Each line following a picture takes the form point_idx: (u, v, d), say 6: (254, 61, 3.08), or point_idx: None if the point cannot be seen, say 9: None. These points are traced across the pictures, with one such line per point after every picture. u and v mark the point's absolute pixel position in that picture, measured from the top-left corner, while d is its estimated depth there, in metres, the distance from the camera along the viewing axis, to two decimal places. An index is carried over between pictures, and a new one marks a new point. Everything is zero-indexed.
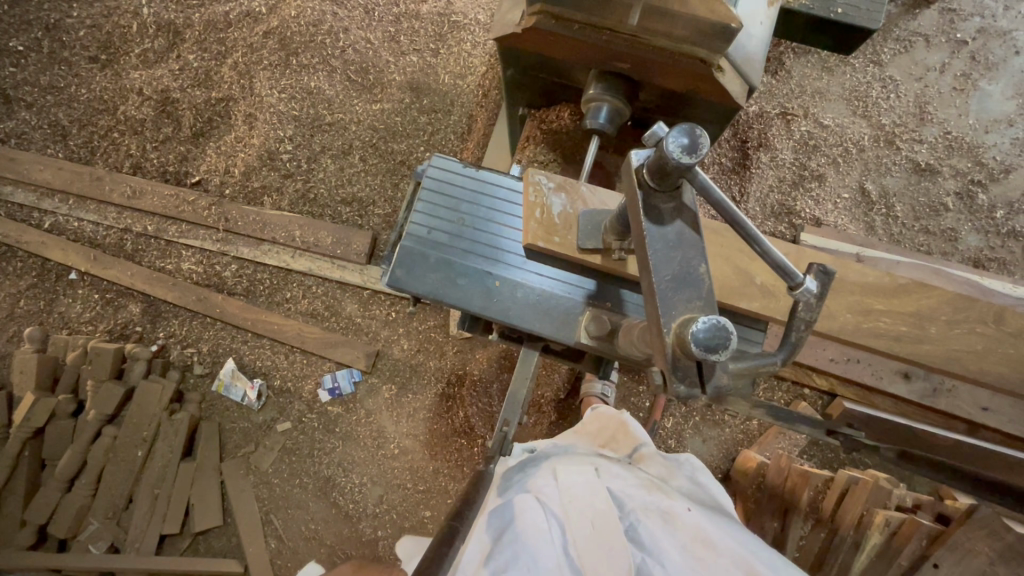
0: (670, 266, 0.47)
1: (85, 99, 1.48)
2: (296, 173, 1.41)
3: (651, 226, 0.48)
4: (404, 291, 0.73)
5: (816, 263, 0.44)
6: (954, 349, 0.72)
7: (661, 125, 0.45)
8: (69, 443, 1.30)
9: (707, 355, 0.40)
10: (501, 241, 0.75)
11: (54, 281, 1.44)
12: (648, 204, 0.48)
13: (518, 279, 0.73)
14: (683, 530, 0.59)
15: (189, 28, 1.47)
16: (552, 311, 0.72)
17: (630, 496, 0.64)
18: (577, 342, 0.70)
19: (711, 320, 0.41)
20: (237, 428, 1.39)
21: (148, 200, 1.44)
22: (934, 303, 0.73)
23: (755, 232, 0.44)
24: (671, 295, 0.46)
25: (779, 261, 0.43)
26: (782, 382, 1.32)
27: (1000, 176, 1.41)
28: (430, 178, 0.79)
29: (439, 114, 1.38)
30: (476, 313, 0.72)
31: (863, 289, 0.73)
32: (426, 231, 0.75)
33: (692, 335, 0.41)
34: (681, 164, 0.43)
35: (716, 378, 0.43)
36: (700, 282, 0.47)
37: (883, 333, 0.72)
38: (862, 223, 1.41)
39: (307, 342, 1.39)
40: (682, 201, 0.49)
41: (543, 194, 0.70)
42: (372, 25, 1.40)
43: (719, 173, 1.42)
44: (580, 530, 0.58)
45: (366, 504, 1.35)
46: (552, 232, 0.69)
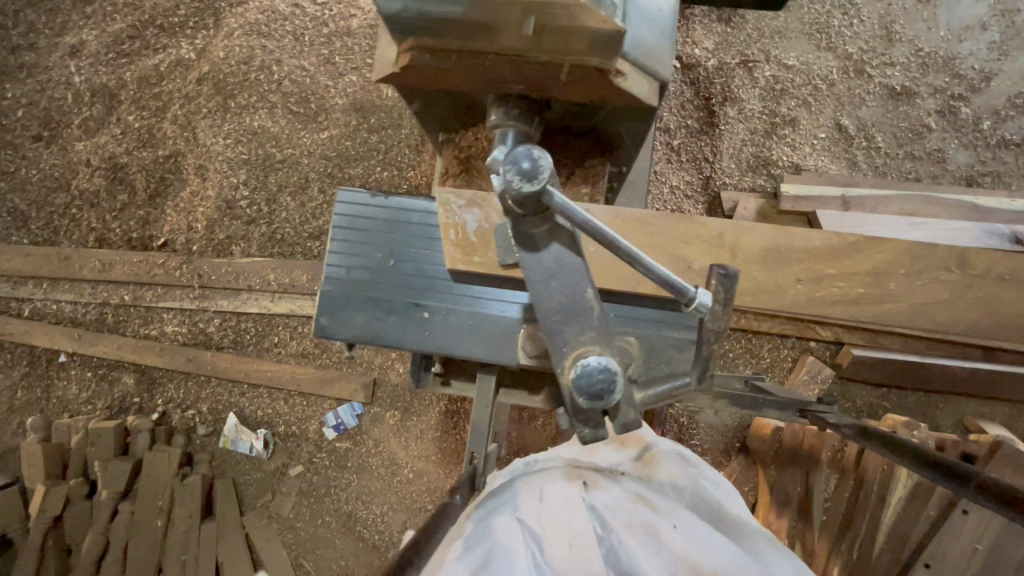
0: (557, 297, 0.48)
1: (36, 179, 1.46)
2: (258, 217, 1.37)
3: (526, 254, 0.47)
4: (338, 339, 0.71)
5: (714, 267, 0.45)
6: (916, 302, 0.80)
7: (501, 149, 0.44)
8: (90, 524, 1.32)
9: (592, 401, 0.44)
10: (426, 268, 0.72)
11: (46, 367, 1.44)
12: (518, 230, 0.47)
13: (449, 306, 0.71)
14: (671, 552, 0.49)
15: (123, 88, 1.43)
16: (488, 333, 0.70)
17: (619, 509, 0.54)
18: (518, 362, 0.69)
19: (598, 367, 0.44)
20: (252, 479, 1.39)
21: (119, 270, 1.42)
22: (890, 257, 0.80)
23: (636, 254, 0.43)
24: (561, 331, 0.47)
25: (665, 278, 0.43)
26: (785, 339, 1.29)
27: (982, 85, 1.34)
28: (339, 213, 0.74)
29: (389, 130, 1.32)
30: (412, 348, 0.70)
31: (811, 254, 0.80)
32: (345, 273, 0.72)
33: (577, 386, 0.44)
34: (524, 193, 0.42)
35: (619, 417, 0.48)
36: (588, 310, 0.47)
37: (839, 298, 0.80)
38: (843, 160, 1.35)
39: (303, 383, 1.38)
40: (555, 223, 0.47)
41: (456, 213, 0.74)
42: (305, 51, 1.35)
43: (686, 137, 1.37)
44: (556, 553, 0.49)
45: (391, 533, 1.35)
46: (472, 251, 0.73)
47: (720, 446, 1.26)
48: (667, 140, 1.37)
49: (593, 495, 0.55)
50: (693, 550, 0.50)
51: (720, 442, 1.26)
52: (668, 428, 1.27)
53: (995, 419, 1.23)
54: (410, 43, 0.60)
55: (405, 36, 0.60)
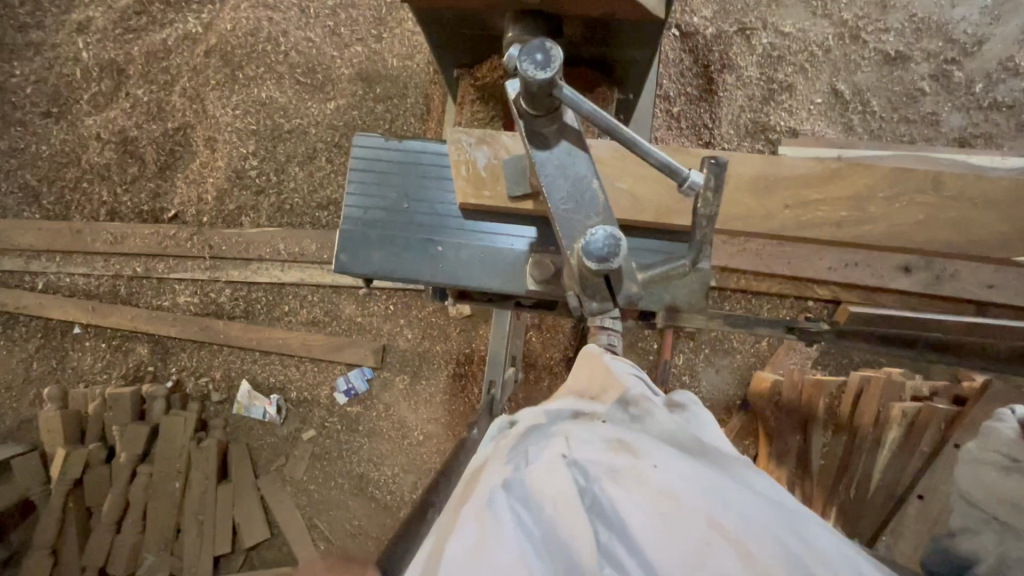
0: (565, 187, 0.53)
1: (47, 155, 1.48)
2: (267, 188, 1.40)
3: (538, 151, 0.53)
4: (355, 275, 0.74)
5: (707, 157, 0.50)
6: (895, 223, 0.76)
7: (514, 47, 0.49)
8: (109, 488, 1.36)
9: (600, 266, 0.49)
10: (437, 207, 0.76)
11: (61, 338, 1.47)
12: (531, 129, 0.53)
13: (460, 241, 0.74)
14: (649, 496, 0.42)
15: (132, 63, 1.45)
16: (498, 266, 0.73)
17: (599, 456, 0.45)
18: (526, 291, 0.72)
19: (604, 236, 0.50)
20: (266, 444, 1.42)
21: (131, 242, 1.45)
22: (870, 181, 0.76)
23: (636, 139, 0.49)
24: (570, 215, 0.52)
25: (666, 163, 0.49)
26: (784, 300, 1.35)
27: (974, 49, 1.36)
28: (356, 157, 0.77)
29: (394, 100, 1.35)
30: (426, 281, 0.73)
31: (796, 181, 0.78)
32: (362, 212, 0.75)
33: (587, 253, 0.50)
34: (539, 81, 0.47)
35: (624, 288, 0.55)
36: (595, 198, 0.53)
37: (821, 223, 0.77)
38: (839, 125, 1.38)
39: (314, 350, 1.41)
40: (563, 122, 0.53)
41: (466, 151, 0.76)
42: (311, 23, 1.37)
43: (686, 103, 1.40)
44: (536, 516, 0.41)
45: (403, 493, 1.38)
46: (481, 185, 0.74)
47: (722, 402, 1.30)
48: (667, 107, 1.40)
49: (569, 445, 0.46)
50: (681, 490, 0.42)
51: (721, 398, 1.30)
52: (671, 385, 1.31)
53: None
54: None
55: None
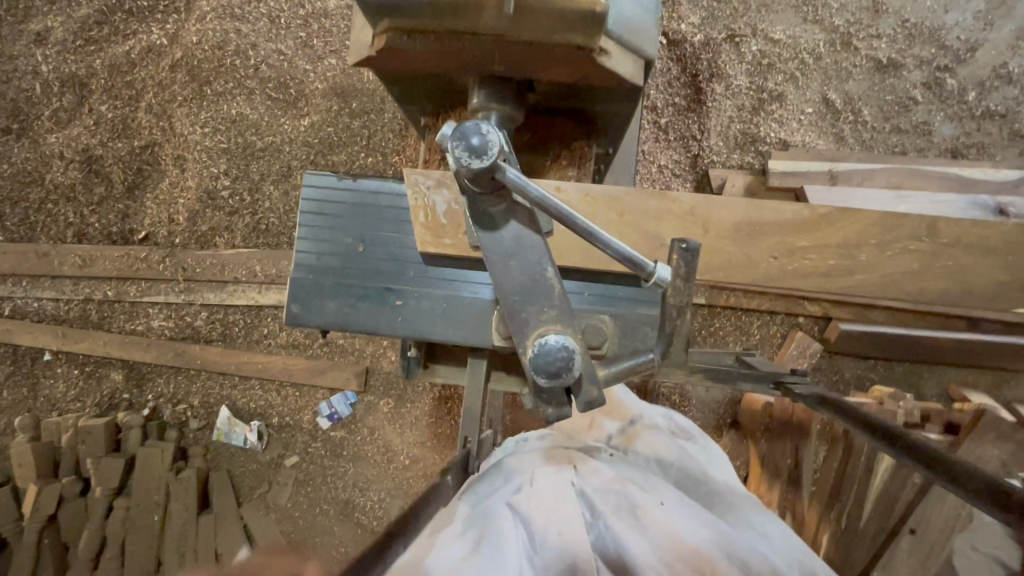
0: (517, 277, 0.49)
1: (9, 174, 1.42)
2: (241, 208, 1.34)
3: (485, 234, 0.48)
4: (307, 326, 0.71)
5: (677, 241, 0.46)
6: (884, 272, 0.79)
7: (447, 125, 0.44)
8: (85, 521, 1.32)
9: (552, 380, 0.45)
10: (396, 252, 0.72)
11: (31, 366, 1.42)
12: (477, 211, 0.48)
13: (420, 289, 0.70)
14: (656, 531, 0.46)
15: (94, 77, 1.38)
16: (460, 317, 0.69)
17: (610, 495, 0.50)
18: (492, 345, 0.68)
19: (558, 343, 0.45)
20: (248, 470, 1.39)
21: (100, 265, 1.39)
22: (859, 228, 0.80)
23: (594, 230, 0.44)
24: (522, 308, 0.48)
25: (625, 255, 0.45)
26: (774, 316, 1.30)
27: (967, 56, 1.33)
28: (307, 198, 0.73)
29: (371, 115, 1.29)
30: (384, 334, 0.70)
31: (783, 227, 0.81)
32: (314, 259, 0.72)
33: (533, 365, 0.45)
34: (475, 169, 0.43)
35: (583, 393, 0.49)
36: (549, 289, 0.49)
37: (811, 269, 0.81)
38: (830, 136, 1.35)
39: (295, 374, 1.37)
40: (512, 202, 0.48)
41: (424, 195, 0.74)
42: (282, 34, 1.31)
43: (674, 115, 1.36)
44: (542, 537, 0.46)
45: (389, 519, 1.35)
46: (441, 233, 0.73)
47: (712, 422, 1.28)
48: (655, 119, 1.36)
49: (580, 474, 0.52)
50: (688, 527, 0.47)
51: (710, 420, 1.28)
52: (661, 407, 1.29)
53: (978, 386, 1.25)
54: (384, 26, 0.58)
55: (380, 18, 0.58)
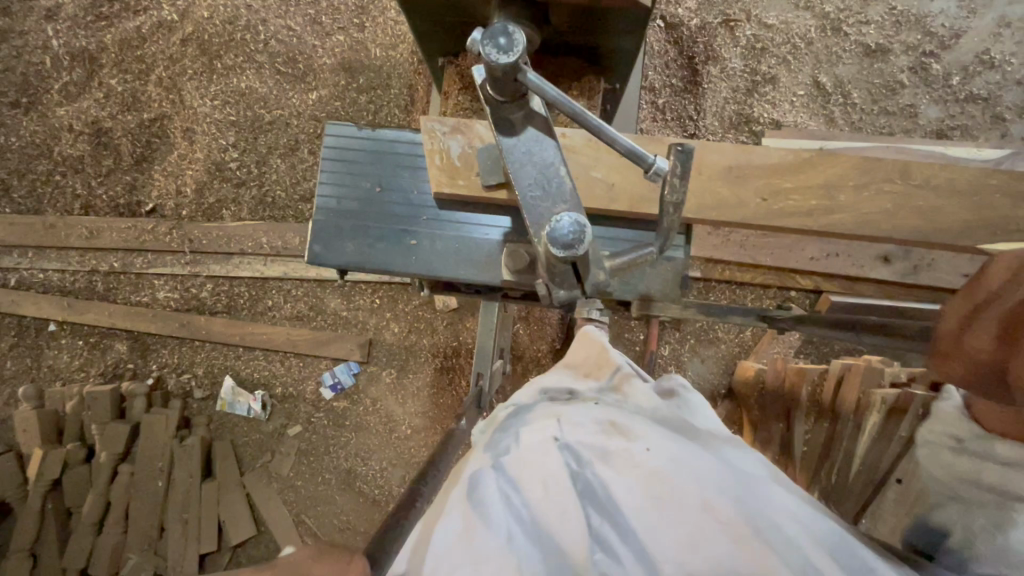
0: (532, 174, 0.52)
1: (17, 146, 1.44)
2: (248, 180, 1.37)
3: (505, 138, 0.53)
4: (327, 266, 0.74)
5: (674, 144, 0.48)
6: (865, 212, 0.77)
7: (475, 31, 0.48)
8: (88, 488, 1.33)
9: (566, 253, 0.47)
10: (413, 197, 0.76)
11: (35, 336, 1.43)
12: (499, 116, 0.53)
13: (436, 232, 0.75)
14: (644, 472, 0.43)
15: (104, 52, 1.40)
16: (474, 256, 0.74)
17: (594, 441, 0.46)
18: (503, 282, 0.73)
19: (569, 223, 0.47)
20: (251, 440, 1.40)
21: (107, 236, 1.41)
22: (839, 171, 0.79)
23: (601, 125, 0.49)
24: (537, 202, 0.52)
25: (631, 147, 0.49)
26: (767, 289, 1.34)
27: (951, 42, 1.38)
28: (328, 146, 0.77)
29: (378, 90, 1.32)
30: (401, 272, 0.74)
31: (770, 170, 0.79)
32: (333, 203, 0.75)
33: (550, 240, 0.47)
34: (502, 65, 0.47)
35: (592, 277, 0.53)
36: (563, 186, 0.52)
37: (794, 210, 0.79)
38: (821, 117, 1.40)
39: (299, 345, 1.39)
40: (530, 108, 0.53)
41: (440, 140, 0.75)
42: (291, 11, 1.34)
43: (671, 95, 1.40)
44: (528, 495, 0.43)
45: (391, 488, 1.37)
46: (456, 175, 0.73)
47: (707, 391, 1.32)
48: (653, 99, 1.40)
49: (563, 429, 0.48)
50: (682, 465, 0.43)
51: (706, 388, 1.31)
52: (658, 376, 1.32)
53: None
54: None
55: None
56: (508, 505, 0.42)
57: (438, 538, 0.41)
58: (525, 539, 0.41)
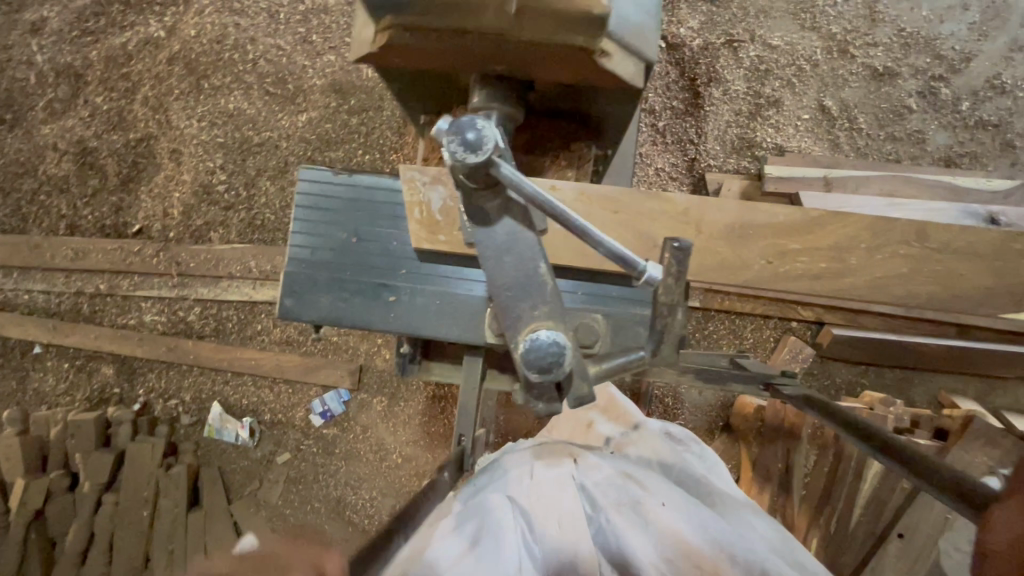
0: (510, 272, 0.49)
1: (1, 165, 1.40)
2: (237, 203, 1.34)
3: (479, 230, 0.49)
4: (301, 320, 0.72)
5: (669, 241, 0.44)
6: (876, 275, 0.80)
7: (442, 121, 0.45)
8: (73, 516, 1.31)
9: (543, 374, 0.46)
10: (391, 247, 0.72)
11: (20, 358, 1.41)
12: (473, 207, 0.49)
13: (414, 285, 0.71)
14: (653, 527, 0.49)
15: (90, 69, 1.37)
16: (454, 314, 0.70)
17: (611, 489, 0.52)
18: (485, 342, 0.69)
19: (547, 341, 0.46)
20: (239, 467, 1.38)
21: (93, 258, 1.38)
22: (850, 232, 0.80)
23: (586, 227, 0.44)
24: (514, 303, 0.49)
25: (617, 251, 0.44)
26: (768, 319, 1.31)
27: (961, 66, 1.34)
28: (302, 192, 0.74)
29: (369, 112, 1.28)
30: (378, 328, 0.71)
31: (774, 230, 0.81)
32: (308, 254, 0.72)
33: (523, 359, 0.46)
34: (469, 163, 0.44)
35: (573, 389, 0.49)
36: (542, 285, 0.49)
37: (802, 272, 0.81)
38: (825, 142, 1.36)
39: (288, 371, 1.36)
40: (507, 198, 0.49)
41: (421, 191, 0.77)
42: (281, 30, 1.31)
43: (671, 118, 1.37)
44: (543, 531, 0.48)
45: (381, 518, 1.35)
46: (436, 230, 0.75)
47: (705, 425, 1.29)
48: (652, 122, 1.37)
49: (580, 468, 0.54)
50: (682, 521, 0.49)
51: (703, 422, 1.28)
52: (654, 408, 1.29)
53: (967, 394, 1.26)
54: (387, 22, 0.57)
55: (381, 14, 0.57)
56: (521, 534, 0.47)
57: (438, 547, 0.46)
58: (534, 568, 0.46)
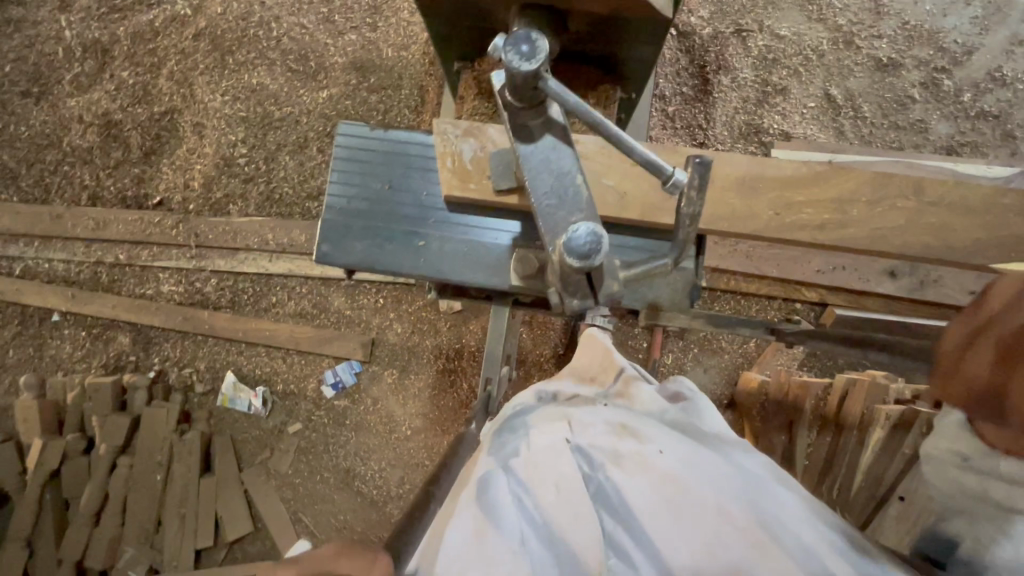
0: (548, 181, 0.53)
1: (27, 136, 1.44)
2: (256, 176, 1.37)
3: (523, 145, 0.53)
4: (334, 265, 0.74)
5: (693, 155, 0.47)
6: (877, 226, 0.77)
7: (498, 37, 0.48)
8: (87, 480, 1.33)
9: (582, 263, 0.48)
10: (423, 198, 0.76)
11: (39, 325, 1.43)
12: (518, 124, 0.53)
13: (443, 234, 0.74)
14: (651, 480, 0.48)
15: (117, 44, 1.41)
16: (481, 260, 0.73)
17: (604, 445, 0.51)
18: (511, 286, 0.73)
19: (585, 232, 0.48)
20: (250, 436, 1.40)
21: (113, 228, 1.41)
22: (854, 185, 0.78)
23: (622, 135, 0.49)
24: (552, 211, 0.52)
25: (647, 158, 0.49)
26: (773, 300, 1.33)
27: (964, 58, 1.38)
28: (340, 145, 0.77)
29: (388, 90, 1.32)
30: (408, 273, 0.74)
31: (781, 182, 0.79)
32: (343, 202, 0.75)
33: (566, 250, 0.48)
34: (523, 73, 0.46)
35: (606, 286, 0.53)
36: (579, 195, 0.52)
37: (806, 224, 0.78)
38: (831, 129, 1.40)
39: (301, 342, 1.39)
40: (549, 116, 0.53)
41: (452, 142, 0.75)
42: (304, 9, 1.35)
43: (681, 103, 1.40)
44: (542, 498, 0.49)
45: (389, 488, 1.37)
46: (467, 179, 0.74)
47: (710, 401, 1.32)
48: (663, 107, 1.40)
49: (574, 430, 0.53)
50: (683, 475, 0.48)
51: (709, 398, 1.31)
52: (660, 385, 1.32)
53: None
54: None
55: None
56: (521, 509, 0.49)
57: (447, 538, 0.47)
58: (538, 541, 0.47)
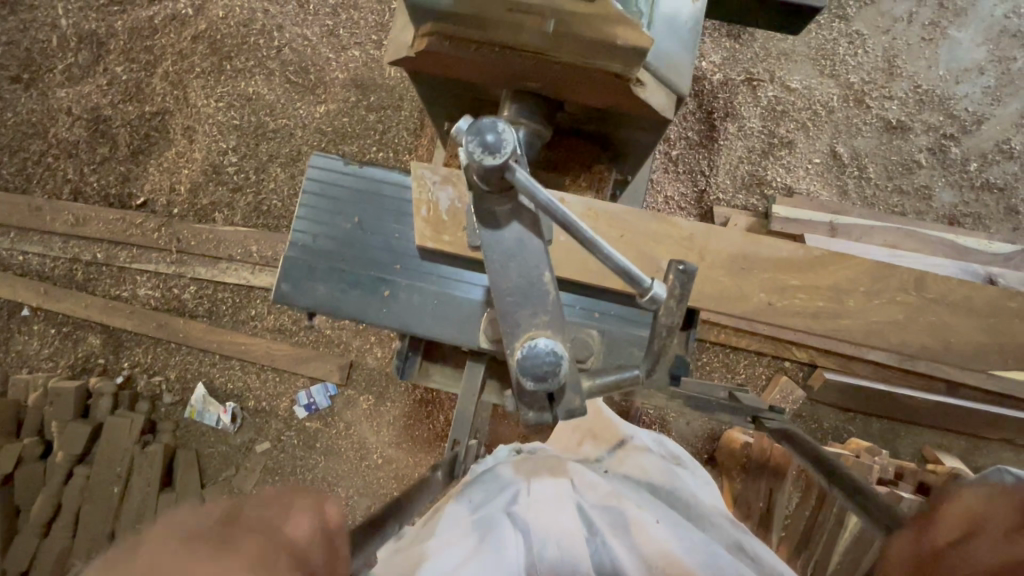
0: (514, 277, 0.49)
1: (12, 123, 1.39)
2: (245, 185, 1.33)
3: (486, 231, 0.48)
4: (297, 306, 0.71)
5: (674, 262, 0.44)
6: (872, 324, 0.78)
7: (463, 123, 0.45)
8: (41, 487, 1.28)
9: (537, 384, 0.44)
10: (393, 244, 0.73)
11: (7, 319, 1.38)
12: (482, 211, 0.48)
13: (412, 284, 0.71)
14: (650, 546, 0.47)
15: (113, 38, 1.37)
16: (450, 316, 0.70)
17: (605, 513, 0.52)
18: (478, 346, 0.69)
19: (545, 346, 0.45)
20: (216, 452, 1.36)
21: (92, 226, 1.36)
22: (851, 273, 0.79)
23: (593, 236, 0.42)
24: (515, 310, 0.49)
25: (623, 266, 0.42)
26: (761, 357, 1.30)
27: (972, 127, 1.37)
28: (312, 178, 0.74)
29: (388, 111, 1.29)
30: (373, 322, 0.71)
31: (775, 265, 0.79)
32: (310, 240, 0.72)
33: (519, 366, 0.45)
34: (487, 166, 0.43)
35: (565, 401, 0.48)
36: (544, 293, 0.49)
37: (800, 310, 0.79)
38: (834, 188, 1.37)
39: (277, 359, 1.35)
40: (518, 203, 0.47)
41: (429, 190, 0.72)
42: (309, 20, 1.31)
43: (686, 148, 1.38)
44: (534, 548, 0.47)
45: (355, 517, 1.33)
46: (441, 231, 0.71)
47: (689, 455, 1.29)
48: (666, 151, 1.38)
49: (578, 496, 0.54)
50: (682, 547, 0.48)
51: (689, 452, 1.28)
52: None
53: (950, 450, 1.27)
54: (427, 30, 0.59)
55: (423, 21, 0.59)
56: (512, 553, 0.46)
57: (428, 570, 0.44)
58: None
